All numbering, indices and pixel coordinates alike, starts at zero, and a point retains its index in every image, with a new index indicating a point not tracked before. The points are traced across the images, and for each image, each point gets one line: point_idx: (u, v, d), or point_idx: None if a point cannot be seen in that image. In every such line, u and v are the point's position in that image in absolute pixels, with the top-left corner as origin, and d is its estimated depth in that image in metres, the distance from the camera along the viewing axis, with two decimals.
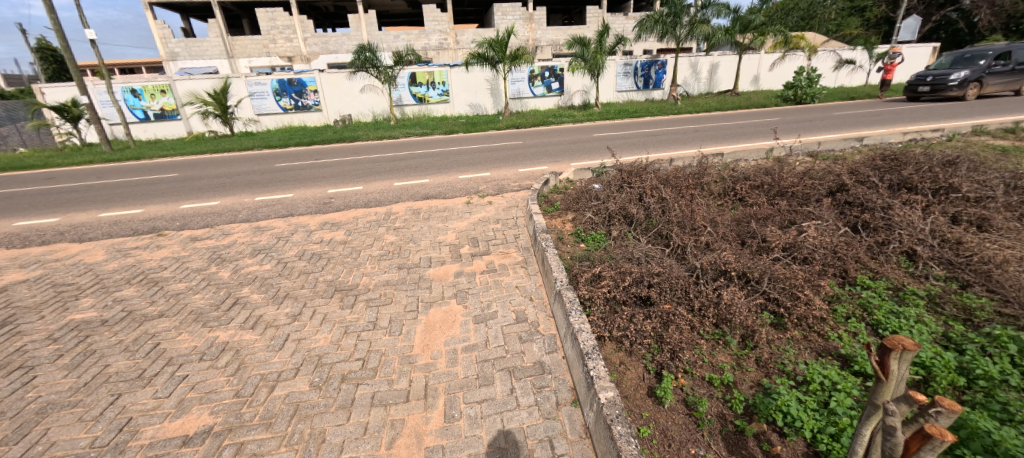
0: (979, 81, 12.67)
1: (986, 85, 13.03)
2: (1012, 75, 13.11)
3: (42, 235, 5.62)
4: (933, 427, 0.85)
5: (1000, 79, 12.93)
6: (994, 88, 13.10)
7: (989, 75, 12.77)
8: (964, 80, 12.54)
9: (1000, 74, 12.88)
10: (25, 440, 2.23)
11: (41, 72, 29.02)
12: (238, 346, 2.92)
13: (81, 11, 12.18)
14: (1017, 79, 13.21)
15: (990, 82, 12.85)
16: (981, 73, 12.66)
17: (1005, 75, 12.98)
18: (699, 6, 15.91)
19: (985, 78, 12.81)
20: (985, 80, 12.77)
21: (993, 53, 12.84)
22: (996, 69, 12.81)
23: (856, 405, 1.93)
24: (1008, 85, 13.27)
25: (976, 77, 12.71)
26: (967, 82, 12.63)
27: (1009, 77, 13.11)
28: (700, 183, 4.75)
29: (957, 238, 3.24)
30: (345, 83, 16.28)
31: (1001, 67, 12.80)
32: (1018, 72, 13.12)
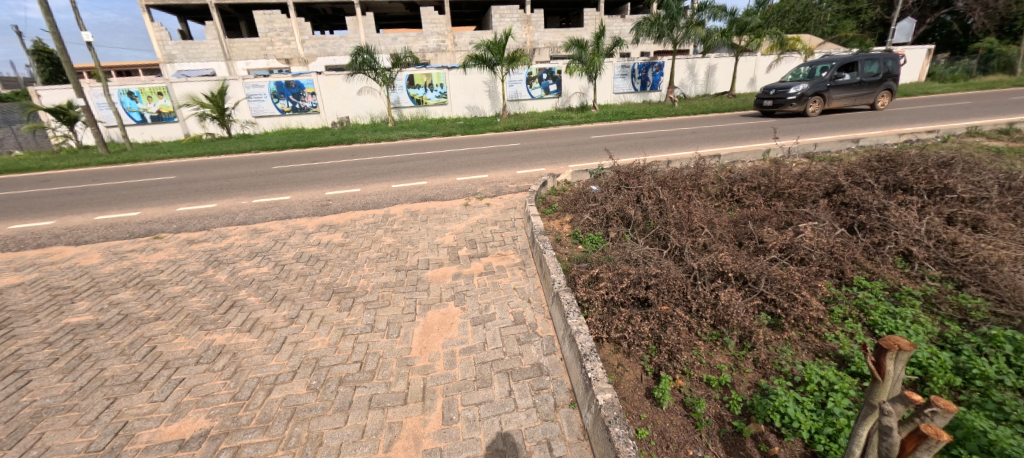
0: (819, 95, 11.90)
1: (833, 100, 12.24)
2: (862, 87, 12.27)
3: (38, 239, 5.58)
4: (929, 427, 0.85)
5: (846, 93, 12.11)
6: (844, 102, 12.28)
7: (833, 88, 11.99)
8: (802, 94, 11.88)
9: (846, 86, 12.06)
10: (20, 444, 2.21)
11: (37, 74, 28.86)
12: (235, 349, 2.91)
13: (77, 13, 12.12)
14: (870, 92, 12.35)
15: (834, 96, 12.06)
16: (825, 87, 11.89)
17: (852, 89, 12.19)
18: (696, 9, 16.04)
19: (828, 91, 12.02)
20: (829, 95, 11.99)
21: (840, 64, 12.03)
22: (840, 81, 11.99)
23: (853, 406, 1.93)
24: (860, 98, 12.42)
25: (818, 91, 11.97)
26: (809, 97, 11.91)
27: (859, 90, 12.27)
28: (698, 185, 4.78)
29: (952, 239, 3.27)
30: (343, 84, 16.29)
31: (845, 80, 12.02)
32: (869, 85, 12.28)
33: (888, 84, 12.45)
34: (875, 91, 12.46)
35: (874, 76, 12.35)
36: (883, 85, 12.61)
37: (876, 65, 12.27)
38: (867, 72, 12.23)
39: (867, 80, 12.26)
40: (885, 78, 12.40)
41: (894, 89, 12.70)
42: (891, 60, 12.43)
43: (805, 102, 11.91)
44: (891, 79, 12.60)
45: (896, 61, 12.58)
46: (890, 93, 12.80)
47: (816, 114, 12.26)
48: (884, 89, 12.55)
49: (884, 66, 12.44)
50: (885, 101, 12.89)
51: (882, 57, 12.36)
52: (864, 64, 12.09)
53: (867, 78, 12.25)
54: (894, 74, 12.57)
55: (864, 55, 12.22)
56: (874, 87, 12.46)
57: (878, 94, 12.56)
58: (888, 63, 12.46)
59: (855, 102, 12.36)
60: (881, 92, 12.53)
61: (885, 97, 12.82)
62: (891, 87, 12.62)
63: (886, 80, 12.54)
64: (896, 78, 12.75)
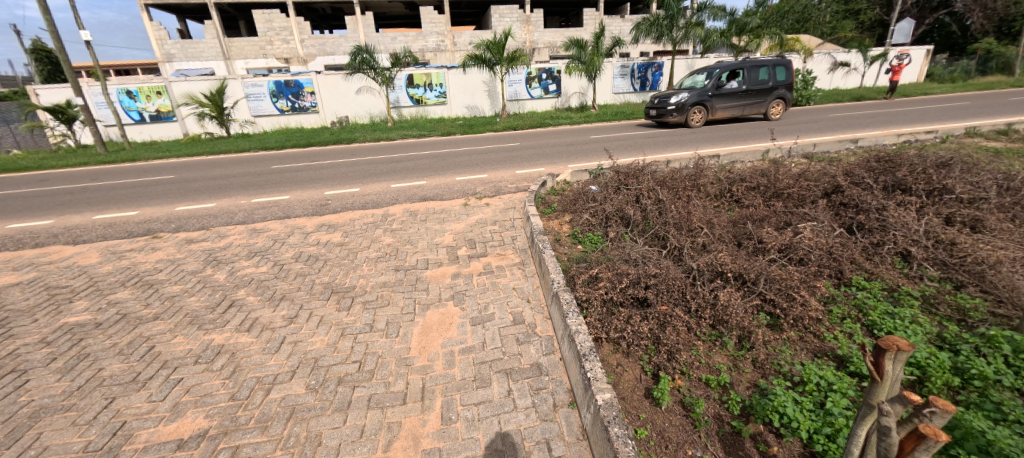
0: (702, 104, 11.30)
1: (718, 109, 11.60)
2: (749, 96, 11.65)
3: (36, 238, 5.56)
4: (928, 428, 0.85)
5: (730, 103, 11.51)
6: (730, 112, 11.69)
7: (717, 97, 11.37)
8: (682, 104, 11.24)
9: (731, 95, 11.43)
10: (17, 445, 2.20)
11: (36, 74, 28.80)
12: (234, 349, 2.91)
13: (75, 11, 12.07)
14: (757, 101, 11.73)
15: (717, 105, 11.44)
16: (707, 97, 11.25)
17: (738, 99, 11.58)
18: (695, 9, 16.06)
19: (711, 100, 11.39)
20: (713, 105, 11.37)
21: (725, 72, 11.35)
22: (724, 90, 11.36)
23: (852, 406, 1.94)
24: (747, 108, 11.82)
25: (700, 100, 11.33)
26: (691, 107, 11.29)
27: (745, 100, 11.68)
28: (697, 185, 4.79)
29: (951, 239, 3.28)
30: (343, 84, 16.27)
31: (729, 89, 11.39)
32: (756, 94, 11.66)
33: (778, 93, 11.84)
34: (764, 99, 11.88)
35: (763, 83, 11.74)
36: (774, 94, 11.99)
37: (764, 72, 11.63)
38: (753, 80, 11.60)
39: (755, 88, 11.63)
40: (775, 87, 11.80)
41: (785, 97, 12.13)
42: (782, 66, 11.78)
43: (686, 112, 11.29)
44: (783, 87, 12.01)
45: (787, 67, 11.95)
46: (783, 102, 12.23)
47: (700, 125, 11.65)
48: (774, 97, 11.95)
49: (776, 73, 11.81)
50: (778, 110, 12.35)
51: (773, 64, 11.69)
52: (751, 71, 11.44)
53: (755, 86, 11.63)
54: (786, 82, 12.00)
55: (751, 61, 11.53)
56: (764, 96, 11.87)
57: (769, 103, 11.97)
58: (779, 70, 11.83)
59: (742, 111, 11.77)
60: (770, 101, 11.93)
61: (778, 106, 12.28)
62: (784, 96, 12.06)
63: (777, 88, 11.93)
64: (789, 85, 12.16)
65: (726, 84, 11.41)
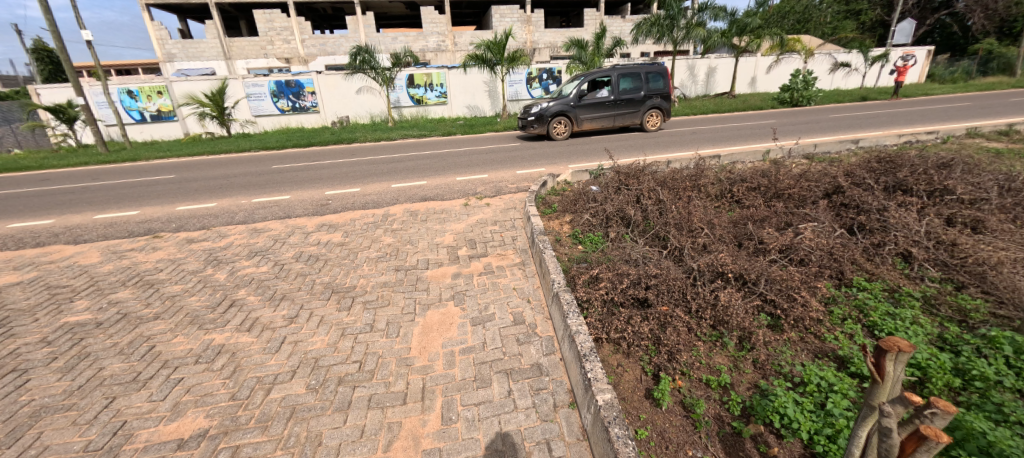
0: (563, 115, 10.76)
1: (585, 121, 11.05)
2: (617, 107, 11.10)
3: (37, 238, 5.57)
4: (928, 429, 0.85)
5: (596, 113, 10.95)
6: (597, 123, 11.18)
7: (581, 107, 10.88)
8: (542, 114, 10.70)
9: (597, 105, 10.90)
10: (17, 444, 2.20)
11: (37, 73, 28.85)
12: (235, 349, 2.91)
13: (76, 11, 12.08)
14: (627, 111, 11.17)
15: (581, 117, 10.90)
16: (568, 107, 10.77)
17: (605, 109, 11.04)
18: (696, 9, 16.05)
19: (574, 111, 10.85)
20: (577, 115, 10.87)
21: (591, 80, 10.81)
22: (587, 100, 10.81)
23: (853, 406, 1.93)
24: (618, 119, 11.28)
25: (562, 110, 10.86)
26: (551, 117, 10.82)
27: (612, 110, 11.13)
28: (697, 186, 4.79)
29: (952, 240, 3.27)
30: (343, 84, 16.27)
31: (593, 99, 10.88)
32: (626, 104, 11.11)
33: (651, 103, 11.26)
34: (636, 110, 11.31)
35: (634, 92, 11.18)
36: (648, 103, 11.42)
37: (635, 80, 11.06)
38: (622, 89, 11.03)
39: (623, 97, 11.07)
40: (646, 96, 11.22)
41: (662, 107, 11.51)
42: (655, 74, 11.19)
43: (546, 123, 10.77)
44: (657, 96, 11.42)
45: (662, 76, 11.36)
46: (659, 111, 11.62)
47: (563, 137, 11.17)
48: (647, 107, 11.38)
49: (648, 81, 11.22)
50: (656, 121, 11.74)
51: (643, 72, 11.09)
52: (617, 79, 10.85)
53: (624, 95, 11.07)
54: (662, 91, 11.39)
55: (620, 69, 10.95)
56: (635, 107, 11.31)
57: (642, 114, 11.40)
58: (654, 77, 11.22)
59: (611, 123, 11.24)
60: (643, 111, 11.38)
61: (655, 116, 11.68)
62: (660, 106, 11.44)
63: (650, 98, 11.36)
64: (665, 94, 11.55)
65: (590, 93, 10.89)
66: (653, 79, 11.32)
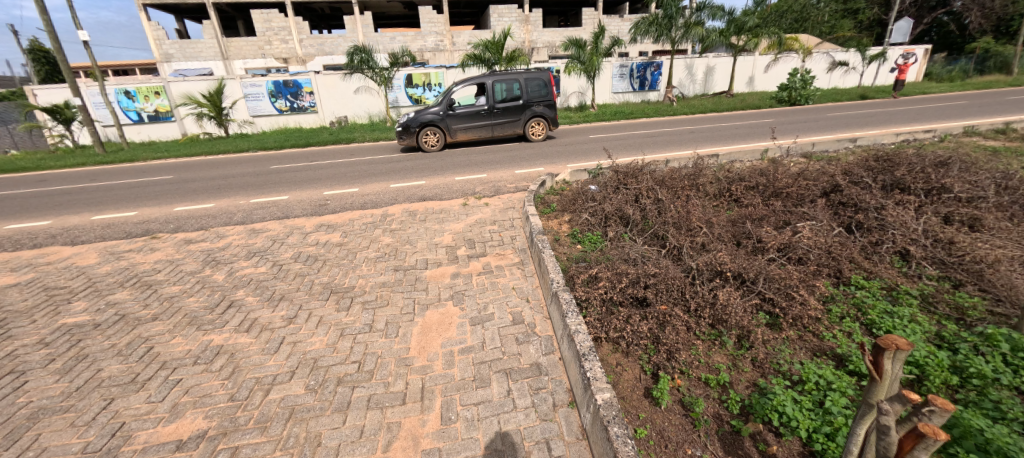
0: (430, 126, 10.00)
1: (460, 131, 10.22)
2: (494, 116, 10.21)
3: (34, 239, 5.56)
4: (927, 427, 0.85)
5: (469, 124, 10.11)
6: (473, 133, 10.33)
7: (452, 116, 10.03)
8: (409, 124, 10.01)
9: (470, 115, 10.06)
10: (15, 446, 2.19)
11: (34, 74, 28.77)
12: (233, 350, 2.90)
13: (72, 11, 12.04)
14: (505, 120, 10.26)
15: (453, 127, 10.08)
16: (437, 117, 9.94)
17: (481, 119, 10.18)
18: (694, 8, 16.04)
19: (445, 122, 10.04)
20: (448, 126, 10.05)
21: (464, 88, 9.91)
22: (459, 110, 9.99)
23: (851, 405, 1.94)
24: (497, 129, 10.38)
25: (432, 119, 10.02)
26: (419, 128, 10.02)
27: (489, 120, 10.25)
28: (696, 185, 4.80)
29: (949, 238, 3.28)
30: (341, 83, 16.22)
31: (466, 108, 10.00)
32: (504, 113, 10.20)
33: (531, 111, 10.34)
34: (516, 119, 10.39)
35: (513, 100, 10.25)
36: (530, 111, 10.47)
37: (514, 87, 10.11)
38: (498, 97, 10.11)
39: (501, 106, 10.16)
40: (527, 104, 10.29)
41: (546, 115, 10.59)
42: (536, 80, 10.21)
43: (414, 134, 10.07)
44: (541, 103, 10.49)
45: (545, 80, 10.36)
46: (544, 120, 10.70)
47: (439, 148, 10.33)
48: (529, 116, 10.45)
49: (529, 87, 10.25)
50: (542, 129, 10.80)
51: (522, 77, 10.13)
52: (492, 86, 9.90)
53: (501, 103, 10.15)
54: (545, 98, 10.43)
55: (496, 75, 10.02)
56: (514, 115, 10.40)
57: (524, 122, 10.48)
58: (535, 83, 10.25)
59: (489, 133, 10.36)
60: (525, 120, 10.44)
61: (540, 125, 10.73)
62: (544, 114, 10.52)
63: (531, 106, 10.41)
64: (550, 101, 10.58)
65: (463, 101, 10.00)
66: (537, 84, 10.33)
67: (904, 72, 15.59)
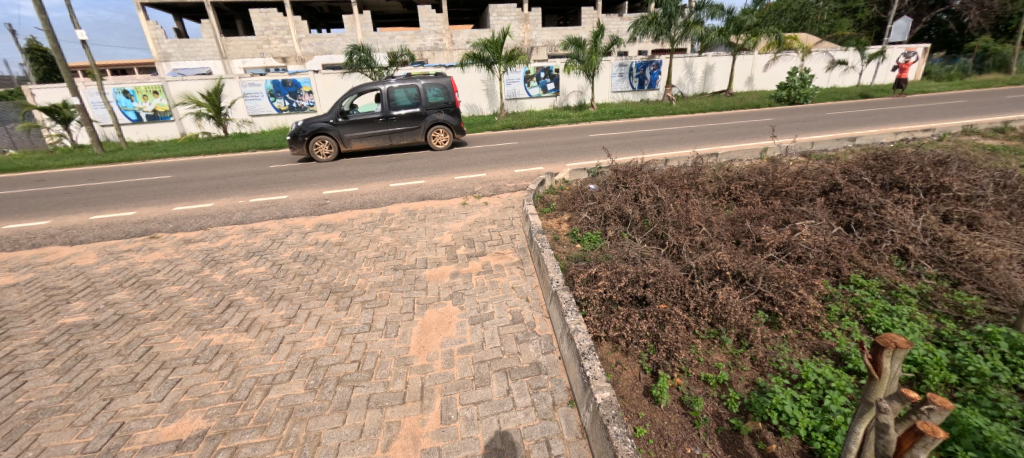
0: (318, 134, 9.31)
1: (353, 140, 9.55)
2: (391, 124, 9.57)
3: (33, 239, 5.55)
4: (924, 425, 0.86)
5: (361, 132, 9.45)
6: (369, 142, 9.68)
7: (344, 124, 9.36)
8: (295, 133, 9.31)
9: (362, 123, 9.39)
10: (15, 446, 2.19)
11: (32, 73, 28.72)
12: (232, 349, 2.90)
13: (70, 11, 12.01)
14: (402, 128, 9.63)
15: (345, 135, 9.42)
16: (327, 125, 9.27)
17: (376, 127, 9.52)
18: (694, 7, 16.03)
19: (335, 130, 9.37)
20: (340, 134, 9.38)
21: (357, 94, 9.25)
22: (351, 118, 9.33)
23: (850, 403, 1.94)
24: (395, 137, 9.74)
25: (322, 128, 9.35)
26: (308, 136, 9.34)
27: (385, 128, 9.60)
28: (695, 184, 4.81)
29: (948, 237, 3.28)
30: (340, 83, 16.18)
31: (358, 115, 9.35)
32: (400, 121, 9.56)
33: (431, 118, 9.72)
34: (416, 127, 9.78)
35: (411, 107, 9.64)
36: (431, 118, 9.85)
37: (410, 93, 9.47)
38: (394, 104, 9.46)
39: (397, 113, 9.53)
40: (426, 111, 9.68)
41: (448, 123, 10.00)
42: (433, 85, 9.60)
43: (302, 143, 9.38)
44: (443, 110, 9.88)
45: (445, 86, 9.75)
46: (447, 128, 10.09)
47: (332, 158, 9.66)
48: (429, 123, 9.85)
49: (428, 94, 9.67)
50: (446, 137, 10.22)
51: (419, 82, 9.50)
52: (385, 92, 9.26)
53: (398, 110, 9.53)
54: (446, 104, 9.87)
55: (391, 80, 9.39)
56: (413, 123, 9.78)
57: (424, 130, 9.87)
58: (435, 89, 9.66)
59: (387, 142, 9.72)
60: (425, 128, 9.82)
61: (443, 132, 10.14)
62: (446, 122, 9.95)
63: (431, 113, 9.79)
64: (453, 107, 10.02)
65: (355, 108, 9.34)
66: (436, 89, 9.70)
67: (906, 71, 15.54)
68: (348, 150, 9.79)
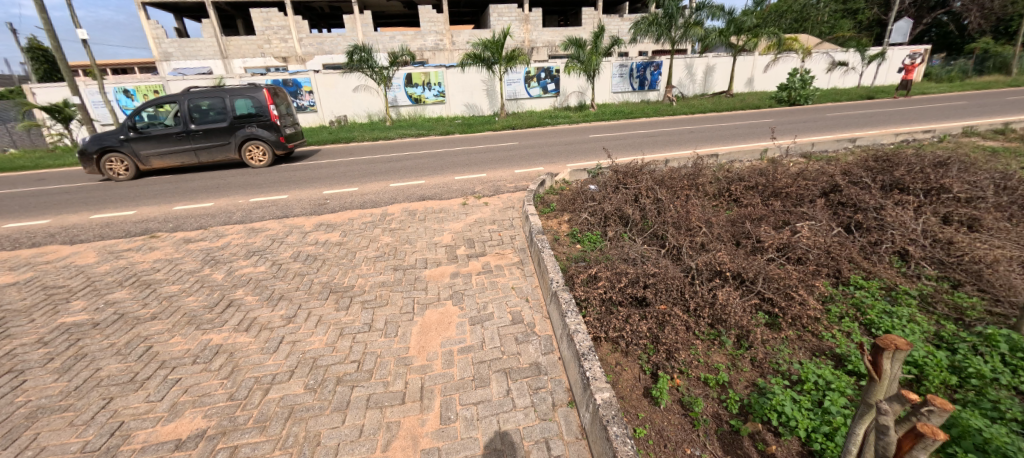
0: (106, 152, 8.47)
1: (152, 158, 8.69)
2: (194, 139, 8.69)
3: (33, 238, 5.55)
4: (925, 427, 0.85)
5: (159, 149, 8.60)
6: (173, 160, 8.82)
7: (139, 140, 8.52)
8: (83, 150, 8.49)
9: (159, 139, 8.54)
10: (14, 445, 2.19)
11: (33, 72, 28.74)
12: (232, 349, 2.90)
13: (70, 10, 11.99)
14: (209, 144, 8.75)
15: (140, 153, 8.58)
16: (117, 141, 8.46)
17: (177, 143, 8.65)
18: (694, 8, 16.03)
19: (128, 147, 8.54)
20: (133, 151, 8.54)
21: (149, 108, 8.44)
22: (145, 133, 8.50)
23: (850, 404, 1.94)
24: (202, 155, 8.85)
25: (111, 145, 8.52)
26: (96, 154, 8.51)
27: (189, 144, 8.72)
28: (695, 184, 4.81)
29: (948, 239, 3.29)
30: (340, 82, 16.21)
31: (153, 130, 8.50)
32: (206, 136, 8.70)
33: (240, 133, 8.81)
34: (225, 142, 8.86)
35: (218, 120, 8.75)
36: (244, 133, 8.94)
37: (214, 105, 8.62)
38: (196, 117, 8.62)
39: (200, 127, 8.66)
40: (234, 125, 8.78)
41: (263, 138, 9.02)
42: (240, 97, 8.71)
43: (92, 162, 8.56)
44: (256, 123, 8.94)
45: (256, 97, 8.82)
46: (263, 143, 9.12)
47: (130, 178, 8.80)
48: (242, 138, 8.93)
49: (237, 106, 8.78)
50: (264, 153, 9.28)
51: (225, 94, 8.66)
52: (182, 105, 8.46)
53: (202, 125, 8.68)
54: (260, 118, 8.91)
55: (193, 92, 8.59)
56: (222, 138, 8.86)
57: (236, 146, 8.95)
58: (245, 101, 8.77)
59: (194, 160, 8.84)
60: (238, 143, 8.91)
61: (260, 148, 9.19)
62: (260, 136, 8.99)
63: (242, 127, 8.87)
64: (268, 121, 9.01)
65: (151, 123, 8.52)
66: (247, 100, 8.80)
67: (911, 72, 15.51)
68: (151, 169, 8.95)
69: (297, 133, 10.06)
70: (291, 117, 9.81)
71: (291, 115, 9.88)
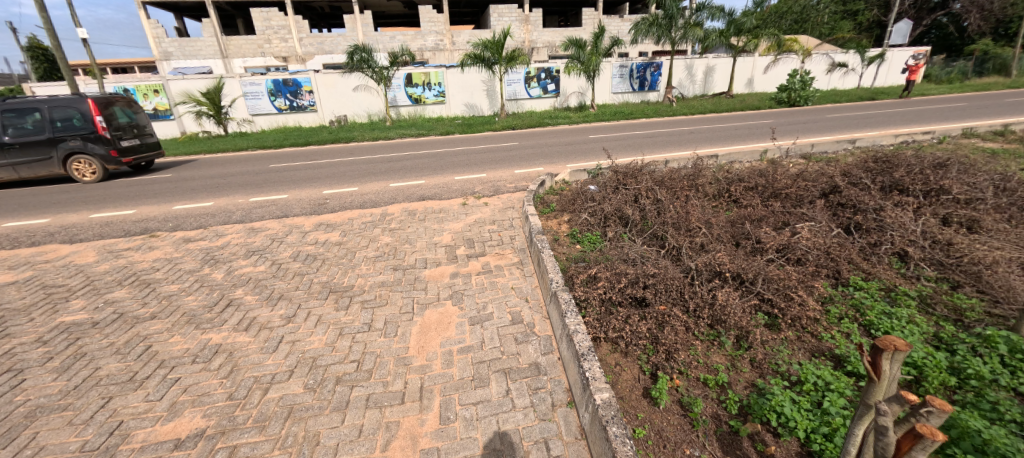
0: None
1: None
2: (10, 154, 8.14)
3: (32, 237, 5.53)
4: (924, 427, 0.85)
5: None
6: None
7: None
8: None
9: None
10: (14, 444, 2.18)
11: (33, 71, 28.73)
12: (232, 349, 2.90)
13: (70, 9, 11.98)
14: (27, 158, 8.18)
15: None
16: None
17: None
18: (694, 9, 16.05)
19: None
20: None
21: None
22: None
23: (849, 405, 1.94)
24: (22, 169, 8.29)
25: None
26: None
27: (6, 158, 8.17)
28: (695, 185, 4.82)
29: (947, 240, 3.29)
30: (340, 82, 16.22)
31: None
32: (23, 149, 8.14)
33: (59, 146, 8.20)
34: (46, 156, 8.25)
35: (38, 133, 8.21)
36: (67, 147, 8.32)
37: (31, 117, 8.10)
38: (12, 130, 8.10)
39: (15, 141, 8.12)
40: (54, 137, 8.19)
41: (87, 152, 8.36)
42: (61, 109, 8.16)
43: None
44: (81, 136, 8.31)
45: (81, 108, 8.25)
46: (90, 158, 8.47)
47: None
48: (65, 152, 8.32)
49: (57, 118, 8.22)
50: (92, 169, 8.58)
51: (44, 105, 8.13)
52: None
53: (18, 138, 8.14)
54: (83, 131, 8.29)
55: (9, 104, 8.13)
56: (42, 152, 8.27)
57: (60, 161, 8.34)
58: (67, 112, 8.21)
59: (12, 175, 8.26)
60: (61, 157, 8.30)
61: (87, 163, 8.51)
62: (85, 150, 8.35)
63: (64, 140, 8.27)
64: (95, 134, 8.38)
65: None
66: (71, 111, 8.24)
67: (915, 73, 15.51)
68: None
69: (147, 147, 9.42)
70: (137, 131, 9.21)
71: (136, 128, 9.23)
